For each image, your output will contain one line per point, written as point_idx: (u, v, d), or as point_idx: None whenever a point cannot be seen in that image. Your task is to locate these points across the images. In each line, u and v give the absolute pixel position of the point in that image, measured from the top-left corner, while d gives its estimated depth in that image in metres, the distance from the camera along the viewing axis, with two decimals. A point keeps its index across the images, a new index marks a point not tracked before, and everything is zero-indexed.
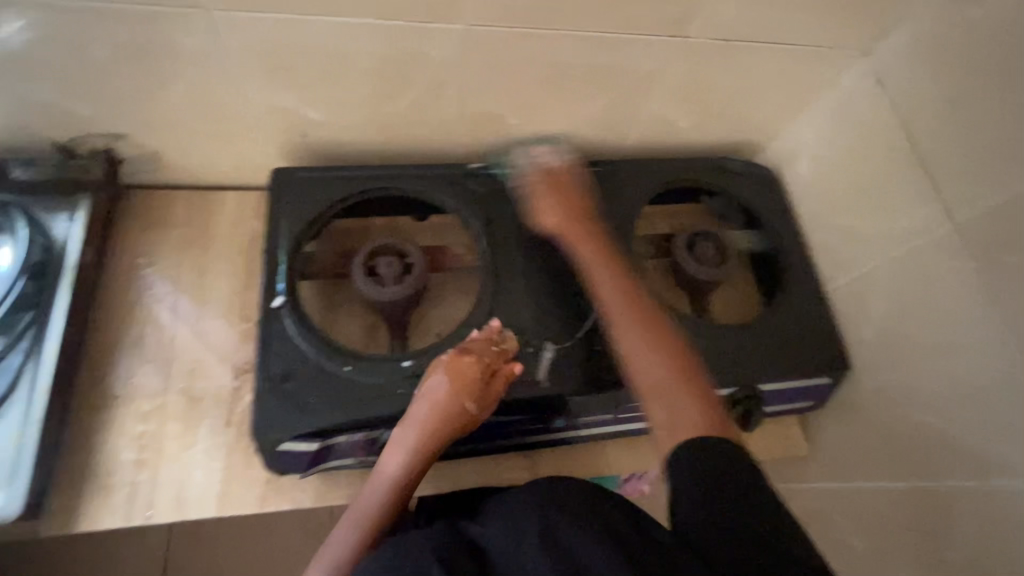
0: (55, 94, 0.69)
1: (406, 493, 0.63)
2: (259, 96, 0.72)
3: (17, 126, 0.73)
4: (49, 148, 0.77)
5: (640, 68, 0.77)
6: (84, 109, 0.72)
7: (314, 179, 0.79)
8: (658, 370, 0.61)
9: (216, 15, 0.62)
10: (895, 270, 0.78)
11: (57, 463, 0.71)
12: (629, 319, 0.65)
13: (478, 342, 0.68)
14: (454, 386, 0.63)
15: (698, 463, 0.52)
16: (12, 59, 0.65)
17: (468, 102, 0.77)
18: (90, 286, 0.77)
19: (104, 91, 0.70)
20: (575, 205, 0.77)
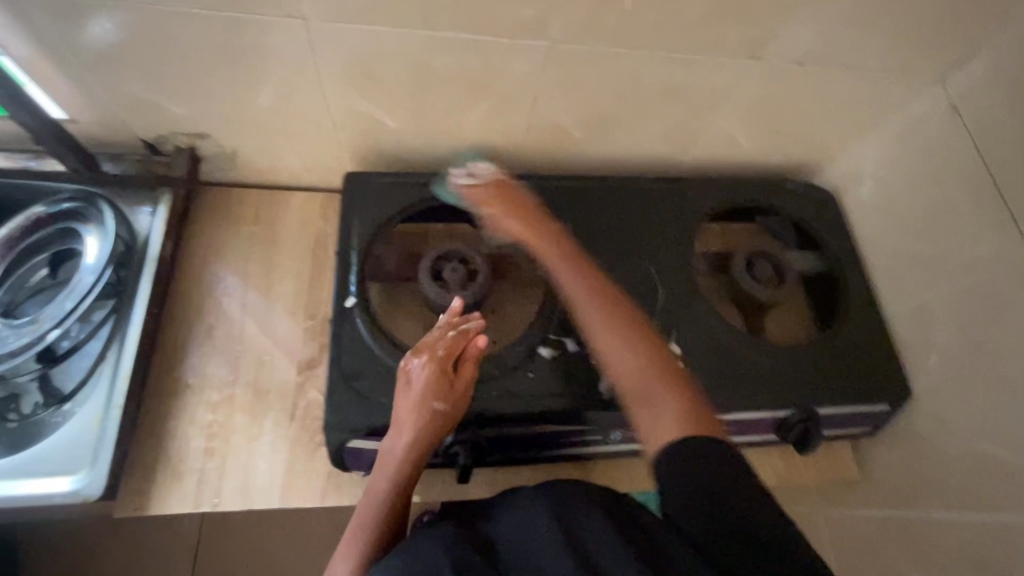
0: (152, 94, 0.73)
1: (402, 502, 0.62)
2: (340, 102, 0.74)
3: (113, 123, 0.77)
4: (138, 146, 0.81)
5: (716, 87, 0.76)
6: (178, 109, 0.75)
7: (383, 183, 0.81)
8: (643, 377, 0.60)
9: (313, 26, 0.64)
10: (961, 299, 0.73)
11: (132, 448, 0.72)
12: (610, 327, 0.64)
13: (437, 330, 0.67)
14: (425, 382, 0.63)
15: (696, 461, 0.52)
16: (116, 60, 0.68)
17: (538, 114, 0.78)
18: (168, 275, 0.80)
19: (196, 91, 0.72)
20: (533, 211, 0.75)
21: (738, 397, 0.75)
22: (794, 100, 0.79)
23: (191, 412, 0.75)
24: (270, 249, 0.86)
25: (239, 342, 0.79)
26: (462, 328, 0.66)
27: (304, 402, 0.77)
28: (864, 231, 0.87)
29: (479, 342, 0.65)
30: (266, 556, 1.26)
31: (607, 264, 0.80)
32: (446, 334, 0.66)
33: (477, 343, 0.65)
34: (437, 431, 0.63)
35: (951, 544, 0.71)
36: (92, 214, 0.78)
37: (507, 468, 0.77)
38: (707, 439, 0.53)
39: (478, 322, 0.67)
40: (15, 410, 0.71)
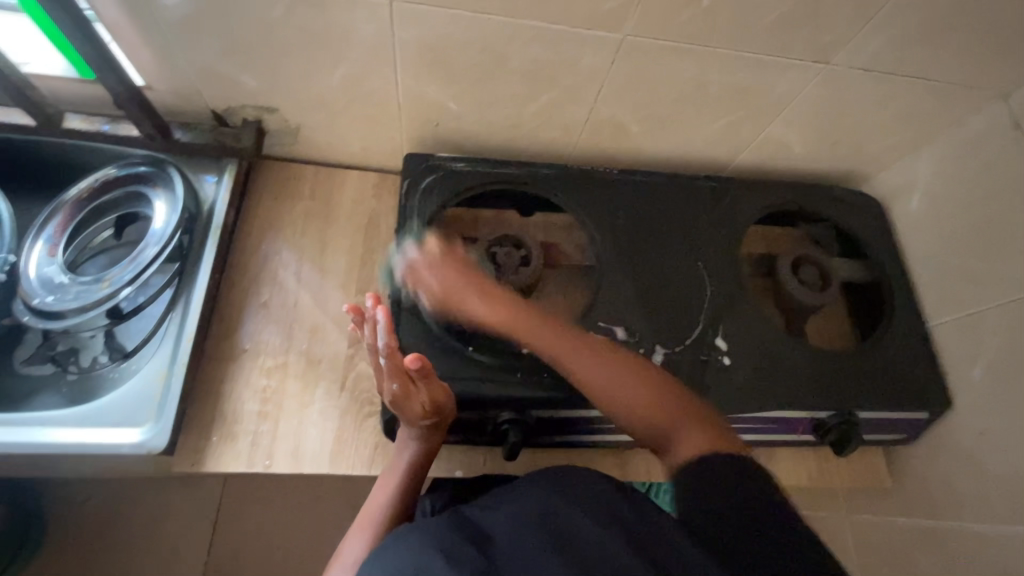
0: (229, 68, 0.75)
1: (418, 480, 0.68)
2: (408, 85, 0.76)
3: (188, 93, 0.79)
4: (208, 117, 0.83)
5: (778, 90, 0.77)
6: (252, 82, 0.77)
7: (442, 166, 0.83)
8: (642, 405, 0.62)
9: (396, 8, 0.66)
10: (1010, 313, 0.73)
11: (190, 406, 0.74)
12: (597, 364, 0.65)
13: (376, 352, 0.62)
14: (405, 401, 0.63)
15: (706, 479, 0.53)
16: (200, 33, 0.70)
17: (599, 107, 0.79)
18: (228, 243, 0.83)
19: (271, 67, 0.75)
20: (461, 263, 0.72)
21: (782, 395, 0.76)
22: (854, 107, 0.79)
23: (245, 376, 0.77)
24: (324, 225, 0.88)
25: (293, 312, 0.82)
26: (387, 347, 0.61)
27: (354, 374, 0.79)
28: (911, 242, 0.88)
29: (415, 365, 0.60)
30: (286, 527, 1.29)
31: (654, 258, 0.82)
32: (394, 356, 0.62)
33: (415, 367, 0.61)
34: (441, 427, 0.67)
35: (983, 554, 0.72)
36: (163, 180, 0.80)
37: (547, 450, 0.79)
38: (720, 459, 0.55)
39: (386, 331, 0.61)
40: (75, 363, 0.77)
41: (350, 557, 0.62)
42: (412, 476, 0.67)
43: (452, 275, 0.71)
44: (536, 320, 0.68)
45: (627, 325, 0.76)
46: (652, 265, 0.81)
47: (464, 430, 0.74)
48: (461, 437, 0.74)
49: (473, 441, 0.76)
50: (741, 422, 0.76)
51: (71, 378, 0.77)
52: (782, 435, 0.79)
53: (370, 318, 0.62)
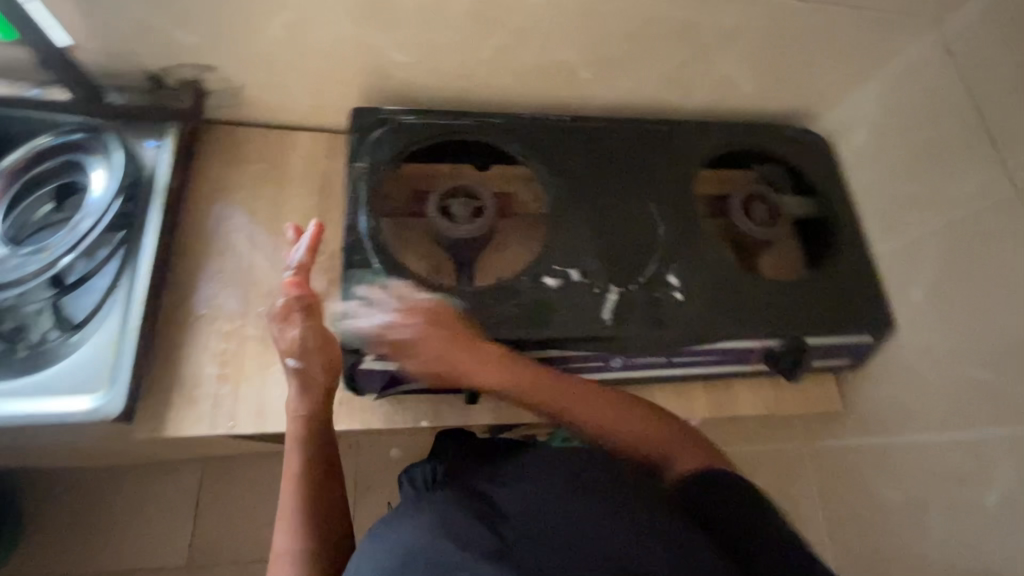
0: (159, 23, 0.72)
1: (321, 458, 0.65)
2: (350, 35, 0.74)
3: (118, 54, 0.76)
4: (143, 79, 0.80)
5: (721, 25, 0.77)
6: (186, 38, 0.74)
7: (390, 120, 0.82)
8: (645, 428, 0.69)
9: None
10: (946, 234, 0.76)
11: (147, 373, 0.74)
12: (610, 409, 0.70)
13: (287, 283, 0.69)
14: (284, 331, 0.67)
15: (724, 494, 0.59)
16: None
17: (547, 52, 0.79)
18: (176, 209, 0.81)
19: (204, 21, 0.72)
20: (451, 335, 0.69)
21: (735, 326, 0.78)
22: (797, 42, 0.81)
23: (203, 341, 0.77)
24: (276, 188, 0.87)
25: (248, 277, 0.81)
26: (298, 262, 0.69)
27: None
28: (857, 175, 0.90)
29: (290, 289, 0.67)
30: (267, 503, 1.28)
31: (608, 203, 0.82)
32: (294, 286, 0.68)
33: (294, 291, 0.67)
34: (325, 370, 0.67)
35: (925, 461, 0.77)
36: (99, 145, 0.78)
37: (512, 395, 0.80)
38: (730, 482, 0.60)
39: (302, 254, 0.69)
40: (21, 339, 0.72)
41: (281, 549, 0.59)
42: (312, 448, 0.65)
43: (445, 340, 0.68)
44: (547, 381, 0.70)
45: (581, 267, 0.78)
46: (606, 209, 0.82)
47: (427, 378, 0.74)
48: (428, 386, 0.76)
49: (440, 390, 0.77)
50: (695, 355, 0.78)
51: (19, 356, 0.70)
52: (737, 366, 0.82)
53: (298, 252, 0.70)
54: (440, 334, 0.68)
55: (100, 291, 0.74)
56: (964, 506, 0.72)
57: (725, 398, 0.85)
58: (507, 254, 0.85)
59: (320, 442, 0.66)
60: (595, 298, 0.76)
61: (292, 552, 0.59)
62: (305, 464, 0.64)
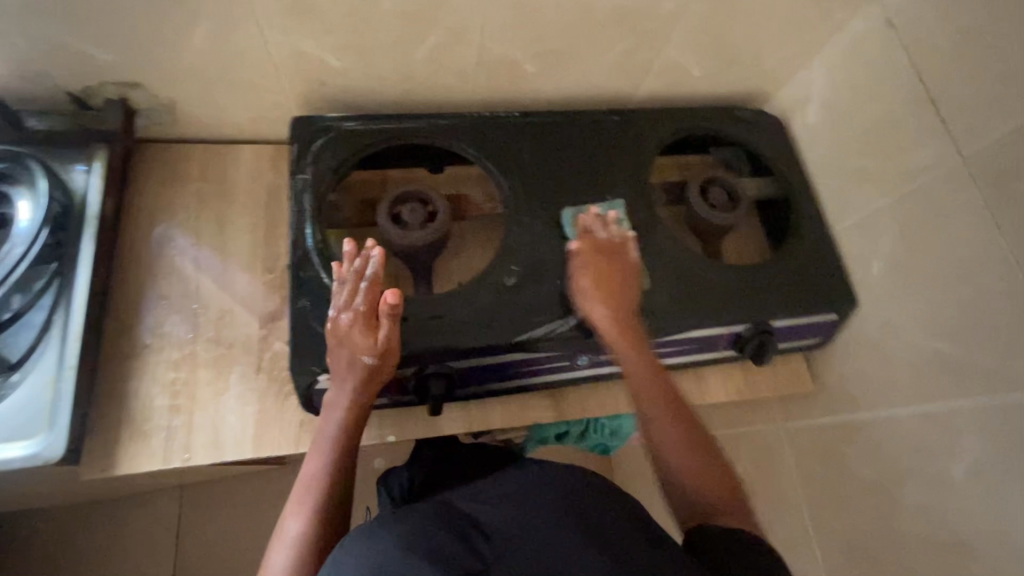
0: (72, 41, 0.68)
1: (349, 452, 0.64)
2: (280, 41, 0.71)
3: (33, 76, 0.72)
4: (65, 101, 0.76)
5: (664, 10, 0.76)
6: (105, 55, 0.70)
7: (332, 128, 0.79)
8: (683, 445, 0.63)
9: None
10: (900, 207, 0.76)
11: (92, 411, 0.70)
12: (658, 394, 0.65)
13: (346, 283, 0.65)
14: (360, 328, 0.64)
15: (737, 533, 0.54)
16: (25, 2, 0.63)
17: (488, 47, 0.77)
18: (112, 236, 0.77)
19: (122, 36, 0.68)
20: (613, 278, 0.71)
21: (699, 314, 0.77)
22: (741, 22, 0.80)
23: (150, 371, 0.73)
24: (220, 206, 0.83)
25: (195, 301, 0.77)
26: (375, 275, 0.65)
27: (270, 354, 0.76)
28: (812, 152, 0.90)
29: (388, 300, 0.63)
30: (249, 527, 1.25)
31: (563, 198, 0.81)
32: (360, 287, 0.65)
33: (389, 302, 0.63)
34: (380, 377, 0.65)
35: (895, 434, 0.77)
36: (21, 174, 0.73)
37: (480, 402, 0.79)
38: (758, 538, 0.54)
39: (379, 263, 0.65)
40: None
41: (290, 537, 0.58)
42: (343, 440, 0.64)
43: (599, 275, 0.71)
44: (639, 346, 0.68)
45: (540, 266, 0.76)
46: (563, 205, 0.80)
47: (388, 392, 0.73)
48: (398, 400, 0.75)
49: (410, 403, 0.76)
50: (660, 347, 0.78)
51: None
52: (703, 353, 0.82)
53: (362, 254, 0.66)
54: (607, 270, 0.71)
55: (33, 327, 0.69)
56: (935, 476, 0.72)
57: (696, 386, 0.85)
58: (466, 257, 0.83)
59: (352, 439, 0.65)
60: (555, 297, 0.74)
61: (300, 544, 0.58)
62: (331, 457, 0.63)
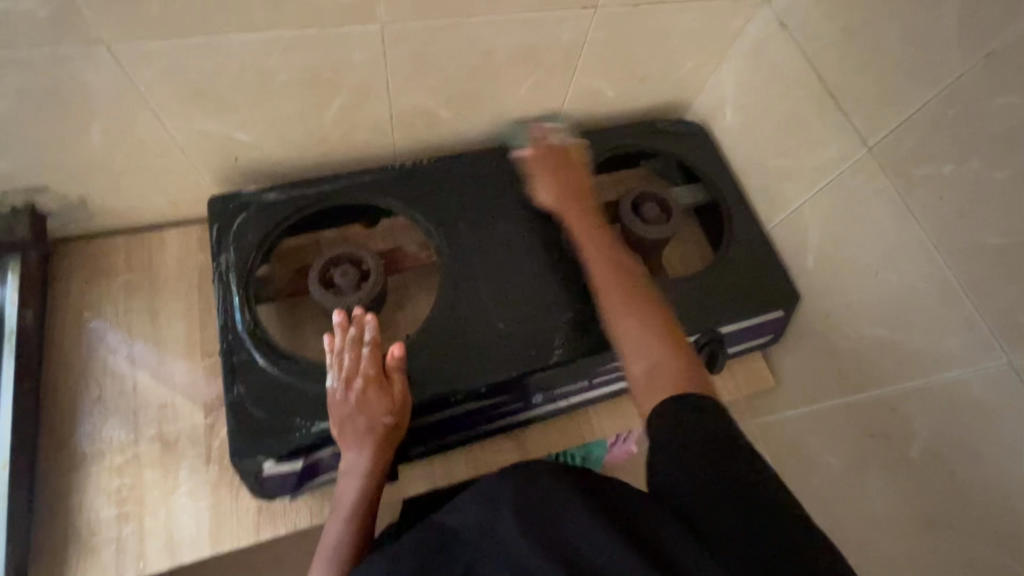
0: None
1: (367, 517, 0.64)
2: (184, 125, 0.70)
3: None
4: None
5: (562, 42, 0.76)
6: (2, 165, 0.68)
7: (252, 202, 0.77)
8: (644, 335, 0.63)
9: (118, 51, 0.59)
10: (823, 199, 0.78)
11: (33, 534, 0.67)
12: (610, 260, 0.71)
13: (347, 352, 0.66)
14: (370, 386, 0.65)
15: (686, 418, 0.53)
16: None
17: (397, 102, 0.77)
18: (38, 346, 0.74)
19: (15, 145, 0.66)
20: (580, 181, 0.79)
21: None
22: (642, 43, 0.81)
23: (94, 482, 0.70)
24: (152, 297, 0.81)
25: (133, 400, 0.74)
26: (371, 338, 0.67)
27: (219, 443, 0.73)
28: (736, 154, 0.91)
29: (395, 353, 0.67)
30: None
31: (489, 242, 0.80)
32: (363, 354, 0.66)
33: (396, 355, 0.67)
34: (397, 438, 0.66)
35: (852, 421, 0.78)
36: None
37: (442, 454, 0.78)
38: (688, 399, 0.55)
39: (376, 326, 0.67)
40: None
41: None
42: (361, 502, 0.64)
43: (577, 184, 0.79)
44: (586, 226, 0.75)
45: (483, 311, 0.75)
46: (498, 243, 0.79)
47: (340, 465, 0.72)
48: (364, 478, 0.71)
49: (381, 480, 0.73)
50: (612, 373, 0.77)
51: None
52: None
53: (354, 322, 0.68)
54: (569, 174, 0.79)
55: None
56: (895, 461, 0.73)
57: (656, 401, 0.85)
58: (408, 309, 0.82)
59: (370, 501, 0.64)
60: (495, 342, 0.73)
61: None
62: (349, 520, 0.63)
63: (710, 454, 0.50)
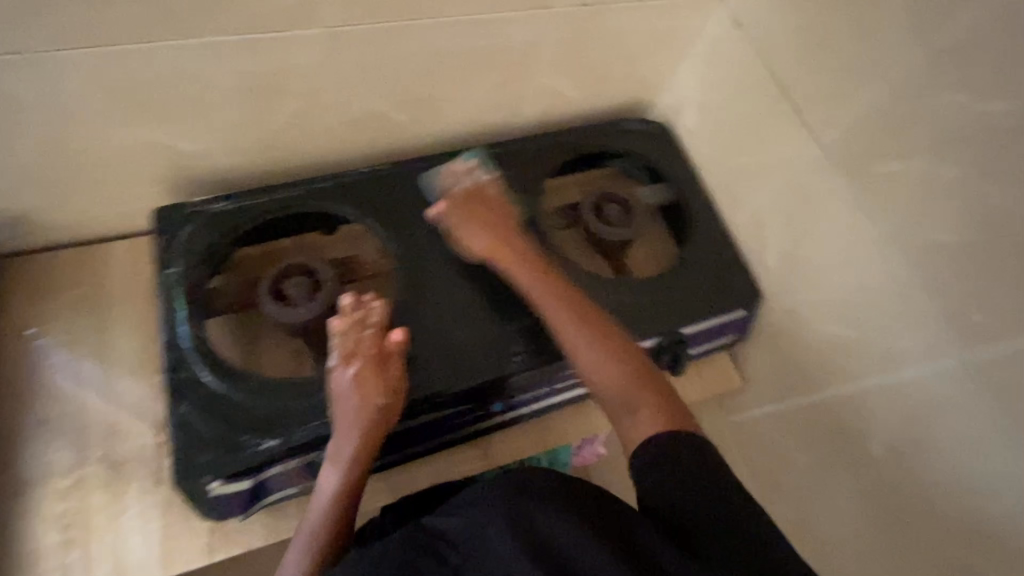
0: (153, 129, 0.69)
1: (357, 478, 0.63)
2: (360, 104, 0.75)
3: (49, 137, 0.66)
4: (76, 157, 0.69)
5: (690, 27, 0.82)
6: (191, 144, 0.72)
7: (395, 174, 0.81)
8: (625, 382, 0.63)
9: (331, 32, 0.64)
10: None
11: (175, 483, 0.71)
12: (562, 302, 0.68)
13: (347, 331, 0.64)
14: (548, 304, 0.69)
15: (659, 457, 0.57)
16: (130, 102, 0.65)
17: (540, 82, 0.82)
18: None
19: (207, 124, 0.70)
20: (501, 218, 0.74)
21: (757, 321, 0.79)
22: None
23: None
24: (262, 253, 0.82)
25: (246, 354, 0.75)
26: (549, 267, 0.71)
27: None
28: None
29: (397, 338, 0.66)
30: None
31: (594, 221, 0.83)
32: (365, 335, 0.65)
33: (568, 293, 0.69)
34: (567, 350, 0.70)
35: None
36: None
37: (554, 419, 0.84)
38: (666, 443, 0.57)
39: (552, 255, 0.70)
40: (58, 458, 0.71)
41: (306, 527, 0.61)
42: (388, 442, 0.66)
43: (493, 225, 0.74)
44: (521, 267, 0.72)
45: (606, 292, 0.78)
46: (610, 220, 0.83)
47: (462, 426, 0.77)
48: (455, 437, 0.78)
49: (464, 439, 0.79)
50: (703, 346, 0.82)
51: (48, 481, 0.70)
52: (728, 338, 0.84)
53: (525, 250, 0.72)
54: (490, 212, 0.75)
55: (138, 386, 0.76)
56: None
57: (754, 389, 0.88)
58: None
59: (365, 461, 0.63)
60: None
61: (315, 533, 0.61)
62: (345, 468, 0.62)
63: (689, 480, 0.54)
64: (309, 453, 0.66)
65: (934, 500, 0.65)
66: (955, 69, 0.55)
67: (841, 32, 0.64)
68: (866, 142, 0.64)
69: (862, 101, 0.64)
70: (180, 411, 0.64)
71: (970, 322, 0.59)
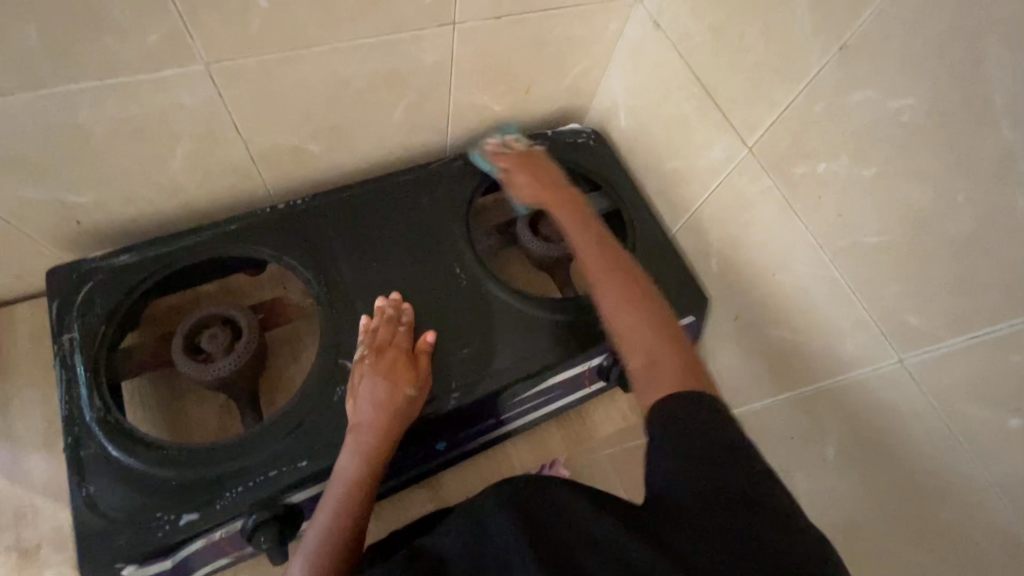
0: (31, 188, 0.63)
1: (372, 477, 0.60)
2: (262, 139, 0.70)
3: None
4: None
5: (610, 30, 0.78)
6: (80, 199, 0.67)
7: (312, 208, 0.76)
8: (653, 328, 0.57)
9: (214, 68, 0.59)
10: None
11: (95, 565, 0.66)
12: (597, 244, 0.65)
13: (382, 326, 0.68)
14: (592, 250, 0.65)
15: (691, 417, 0.49)
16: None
17: (458, 99, 0.78)
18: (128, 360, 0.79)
19: (94, 175, 0.65)
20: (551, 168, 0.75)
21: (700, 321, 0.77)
22: None
23: None
24: (182, 304, 0.79)
25: (172, 416, 0.72)
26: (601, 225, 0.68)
27: None
28: None
29: (428, 338, 0.68)
30: None
31: (531, 239, 0.80)
32: (397, 331, 0.68)
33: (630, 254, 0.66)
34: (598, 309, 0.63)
35: None
36: None
37: (505, 448, 0.81)
38: (688, 405, 0.49)
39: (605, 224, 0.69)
40: None
41: (317, 529, 0.57)
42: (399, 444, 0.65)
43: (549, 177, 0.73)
44: (570, 207, 0.70)
45: (547, 314, 0.74)
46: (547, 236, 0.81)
47: (407, 469, 0.72)
48: (402, 480, 0.74)
49: (411, 481, 0.76)
50: None
51: None
52: None
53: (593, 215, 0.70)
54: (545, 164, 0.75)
55: (50, 461, 0.70)
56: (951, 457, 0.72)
57: None
58: None
59: (383, 457, 0.61)
60: (531, 347, 0.72)
61: (325, 537, 0.57)
62: (361, 458, 0.60)
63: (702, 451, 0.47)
64: (236, 519, 0.61)
65: (886, 500, 0.63)
66: (866, 66, 0.53)
67: (754, 30, 0.61)
68: (789, 141, 0.62)
69: (782, 99, 0.62)
70: (86, 489, 0.59)
71: (906, 325, 0.57)
